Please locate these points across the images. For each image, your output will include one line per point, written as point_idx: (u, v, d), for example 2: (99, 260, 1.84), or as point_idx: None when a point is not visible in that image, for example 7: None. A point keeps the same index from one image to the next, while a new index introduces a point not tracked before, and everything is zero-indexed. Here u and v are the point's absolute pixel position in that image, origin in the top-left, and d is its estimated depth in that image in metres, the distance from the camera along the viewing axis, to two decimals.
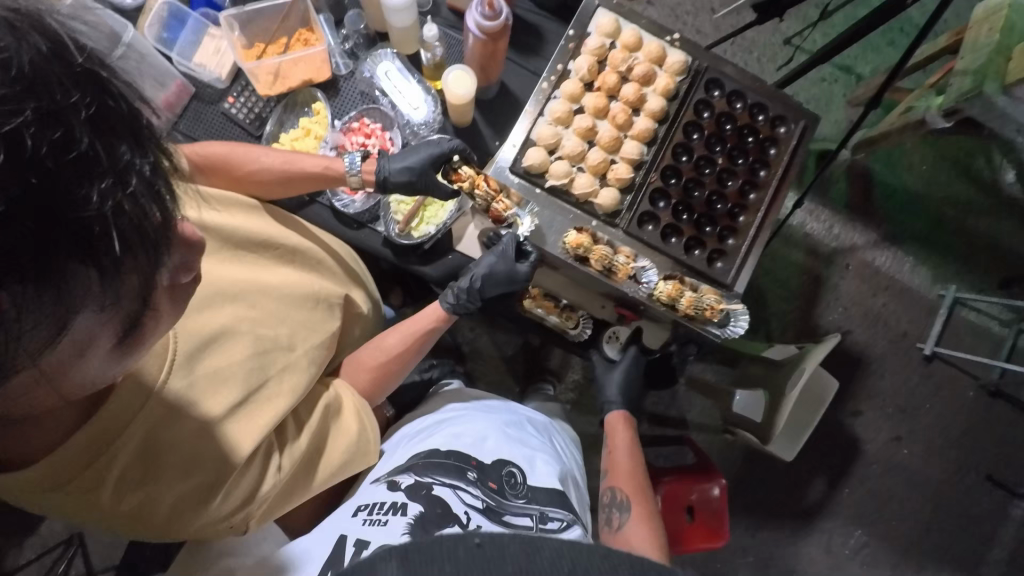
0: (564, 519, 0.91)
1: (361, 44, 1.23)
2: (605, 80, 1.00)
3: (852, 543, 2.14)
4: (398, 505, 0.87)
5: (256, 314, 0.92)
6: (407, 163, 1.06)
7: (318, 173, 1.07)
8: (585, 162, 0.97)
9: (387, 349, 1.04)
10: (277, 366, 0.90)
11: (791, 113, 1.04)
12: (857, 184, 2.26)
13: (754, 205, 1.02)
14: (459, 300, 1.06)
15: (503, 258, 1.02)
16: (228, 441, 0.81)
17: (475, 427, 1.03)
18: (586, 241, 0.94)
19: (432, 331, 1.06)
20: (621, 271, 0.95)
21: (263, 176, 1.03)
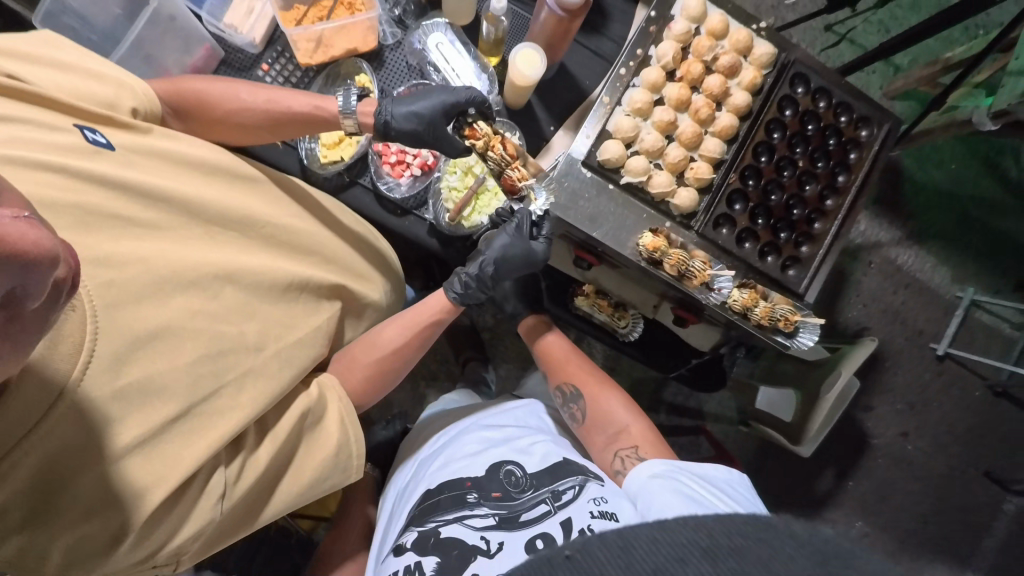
0: (576, 484, 0.86)
1: (411, 12, 1.13)
2: (690, 68, 0.92)
3: (853, 532, 2.18)
4: (412, 567, 0.82)
5: (215, 308, 0.75)
6: (415, 108, 0.87)
7: (306, 113, 0.89)
8: (664, 158, 0.91)
9: (385, 343, 0.90)
10: (234, 371, 0.74)
11: (875, 114, 0.99)
12: (886, 178, 2.21)
13: (832, 211, 0.98)
14: (467, 291, 0.92)
15: (518, 236, 0.89)
16: (156, 466, 0.66)
17: (458, 449, 0.96)
18: (663, 245, 0.88)
19: (435, 325, 0.93)
20: (699, 277, 0.89)
21: (242, 120, 0.88)
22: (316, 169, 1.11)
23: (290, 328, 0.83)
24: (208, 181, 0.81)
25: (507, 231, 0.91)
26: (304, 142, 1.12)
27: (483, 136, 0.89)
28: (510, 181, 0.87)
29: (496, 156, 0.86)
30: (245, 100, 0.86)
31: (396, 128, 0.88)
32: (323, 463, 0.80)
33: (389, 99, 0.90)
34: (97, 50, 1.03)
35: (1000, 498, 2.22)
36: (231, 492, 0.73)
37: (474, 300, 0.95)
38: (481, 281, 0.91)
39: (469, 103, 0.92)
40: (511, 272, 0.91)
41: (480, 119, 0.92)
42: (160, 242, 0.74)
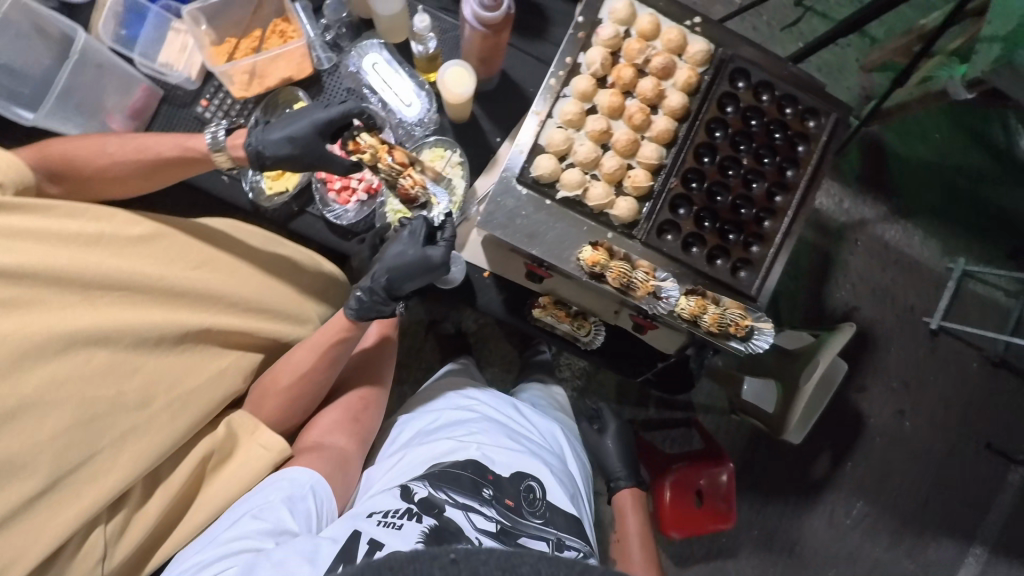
0: (580, 550, 0.84)
1: (344, 34, 1.13)
2: (621, 74, 0.90)
3: (854, 514, 2.15)
4: (413, 512, 0.79)
5: (91, 374, 0.79)
6: (288, 133, 0.91)
7: (177, 156, 0.92)
8: (600, 169, 0.90)
9: (295, 368, 0.94)
10: (111, 434, 0.79)
11: (824, 105, 0.96)
12: (869, 154, 2.16)
13: (782, 209, 0.95)
14: (362, 304, 0.94)
15: (412, 241, 0.94)
16: (28, 538, 0.71)
17: (490, 435, 0.94)
18: (602, 258, 0.87)
19: (337, 344, 0.95)
20: (642, 289, 0.88)
21: (117, 171, 0.91)
22: (263, 203, 1.11)
23: (185, 380, 0.87)
24: (98, 246, 0.85)
25: (401, 239, 0.95)
26: (248, 175, 1.11)
27: (368, 146, 0.92)
28: (405, 189, 0.94)
29: (386, 168, 0.92)
30: (111, 152, 0.90)
31: (270, 154, 0.91)
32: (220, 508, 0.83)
33: (260, 127, 0.93)
34: (30, 102, 1.02)
35: (1004, 470, 2.18)
36: (115, 550, 0.78)
37: (376, 314, 0.95)
38: (377, 292, 0.93)
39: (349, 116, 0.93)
40: (404, 282, 0.93)
41: (363, 131, 0.93)
42: (28, 316, 0.75)
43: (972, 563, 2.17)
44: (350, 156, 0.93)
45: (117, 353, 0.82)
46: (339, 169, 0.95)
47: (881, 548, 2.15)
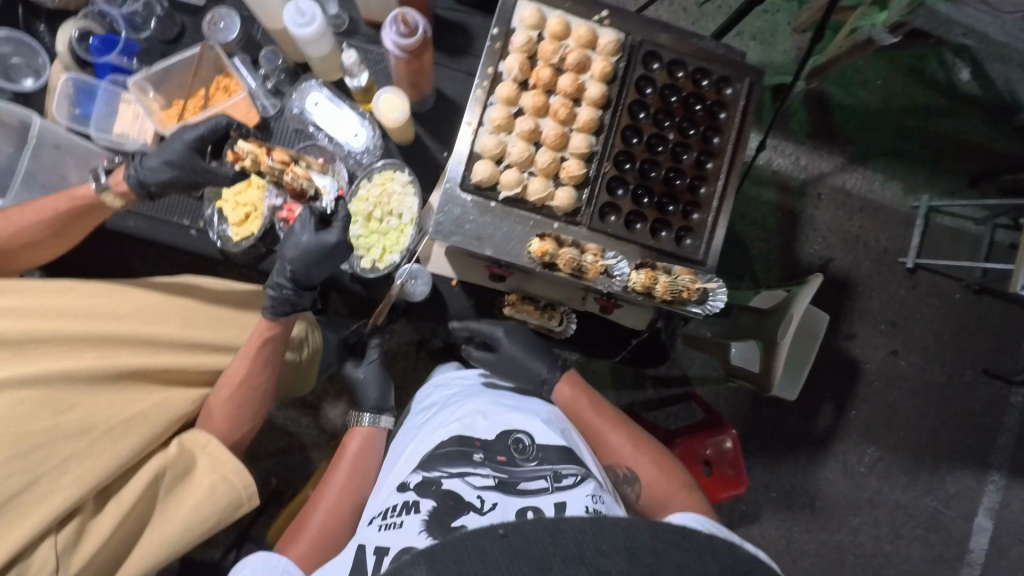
0: (578, 474, 0.87)
1: (284, 80, 1.18)
2: (540, 75, 0.96)
3: (867, 460, 2.18)
4: (409, 506, 0.84)
5: (24, 412, 0.81)
6: (165, 158, 1.00)
7: (68, 206, 0.99)
8: (535, 166, 0.95)
9: (232, 378, 1.01)
10: (52, 462, 0.82)
11: (736, 72, 1.02)
12: (815, 110, 2.22)
13: (714, 174, 1.00)
14: (277, 302, 1.02)
15: (307, 229, 1.01)
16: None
17: (470, 405, 0.98)
18: (550, 247, 0.92)
19: (263, 343, 1.03)
20: (592, 270, 0.92)
21: (29, 236, 0.98)
22: (231, 249, 1.17)
23: (111, 410, 0.90)
24: (29, 315, 0.88)
25: (295, 232, 1.02)
26: (214, 226, 1.18)
27: (247, 152, 1.01)
28: (291, 184, 1.03)
29: (269, 169, 1.01)
30: (18, 221, 0.97)
31: (155, 179, 1.00)
32: (186, 520, 0.89)
33: (137, 160, 1.02)
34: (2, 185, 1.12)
35: (1004, 392, 2.21)
36: (72, 559, 0.83)
37: (291, 306, 1.04)
38: (285, 284, 1.02)
39: (224, 130, 1.04)
40: (309, 271, 1.01)
41: (239, 140, 1.00)
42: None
43: (993, 490, 2.17)
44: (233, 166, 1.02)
45: (45, 389, 0.85)
46: (225, 179, 1.04)
47: (899, 488, 2.17)
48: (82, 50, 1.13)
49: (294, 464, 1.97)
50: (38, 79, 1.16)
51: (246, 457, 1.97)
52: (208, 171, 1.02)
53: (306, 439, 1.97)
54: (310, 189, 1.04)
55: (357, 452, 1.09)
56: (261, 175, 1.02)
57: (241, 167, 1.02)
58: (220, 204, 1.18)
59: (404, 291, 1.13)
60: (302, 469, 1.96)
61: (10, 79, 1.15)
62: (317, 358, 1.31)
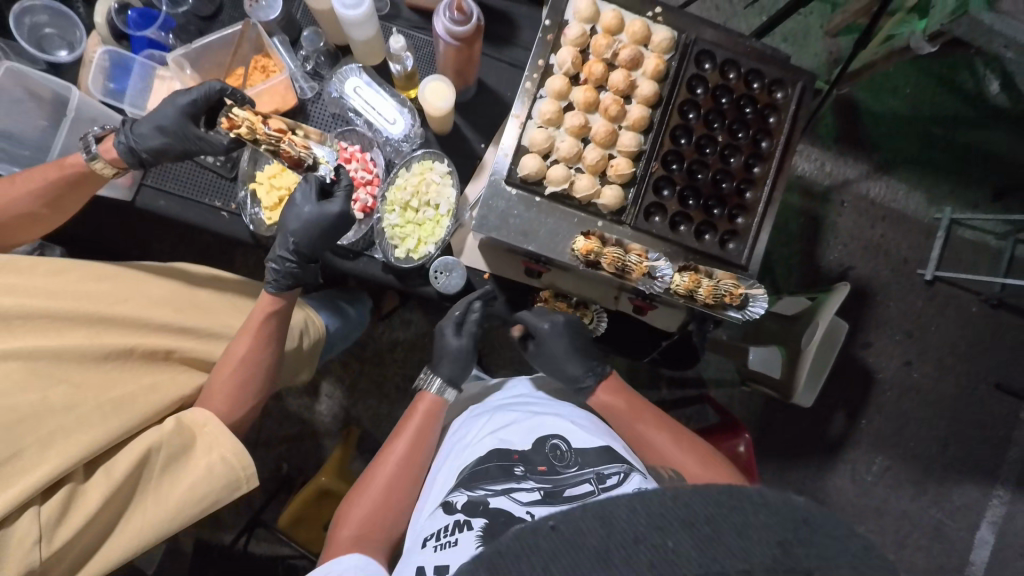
0: (621, 472, 0.89)
1: (323, 62, 1.16)
2: (592, 70, 0.94)
3: (875, 469, 2.18)
4: (461, 522, 0.83)
5: (10, 383, 0.82)
6: (157, 124, 0.99)
7: (61, 177, 0.96)
8: (583, 162, 0.93)
9: (234, 355, 1.00)
10: (38, 433, 0.81)
11: (788, 75, 1.00)
12: (844, 115, 2.19)
13: (761, 178, 0.99)
14: (279, 279, 1.04)
15: (308, 199, 1.02)
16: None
17: (502, 421, 1.01)
18: (595, 246, 0.90)
19: (266, 318, 1.02)
20: (637, 271, 0.91)
21: (21, 209, 0.95)
22: (263, 233, 1.17)
23: (107, 389, 0.91)
24: (38, 294, 0.90)
25: (296, 201, 1.03)
26: (247, 209, 1.16)
27: (240, 120, 0.99)
28: (289, 154, 1.01)
29: (265, 137, 0.99)
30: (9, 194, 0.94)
31: (145, 146, 1.00)
32: (182, 498, 0.88)
33: (126, 126, 1.01)
34: (30, 161, 1.09)
35: (1015, 407, 2.20)
36: (56, 533, 0.79)
37: (295, 279, 1.04)
38: (288, 256, 1.03)
39: (218, 97, 1.02)
40: (312, 242, 1.03)
41: (234, 107, 0.98)
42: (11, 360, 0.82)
43: (999, 503, 2.18)
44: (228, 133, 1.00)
45: (31, 363, 0.85)
46: (218, 147, 1.04)
47: (906, 498, 2.17)
48: (120, 22, 1.11)
49: (306, 450, 1.97)
50: (72, 51, 1.15)
51: (258, 441, 1.97)
52: (201, 138, 1.02)
53: (319, 426, 1.97)
54: (308, 158, 1.04)
55: (421, 426, 1.03)
56: (256, 144, 1.01)
57: (236, 134, 1.01)
58: (254, 185, 1.16)
59: (437, 285, 1.12)
60: (315, 456, 1.96)
61: (44, 50, 1.13)
62: (320, 345, 1.34)
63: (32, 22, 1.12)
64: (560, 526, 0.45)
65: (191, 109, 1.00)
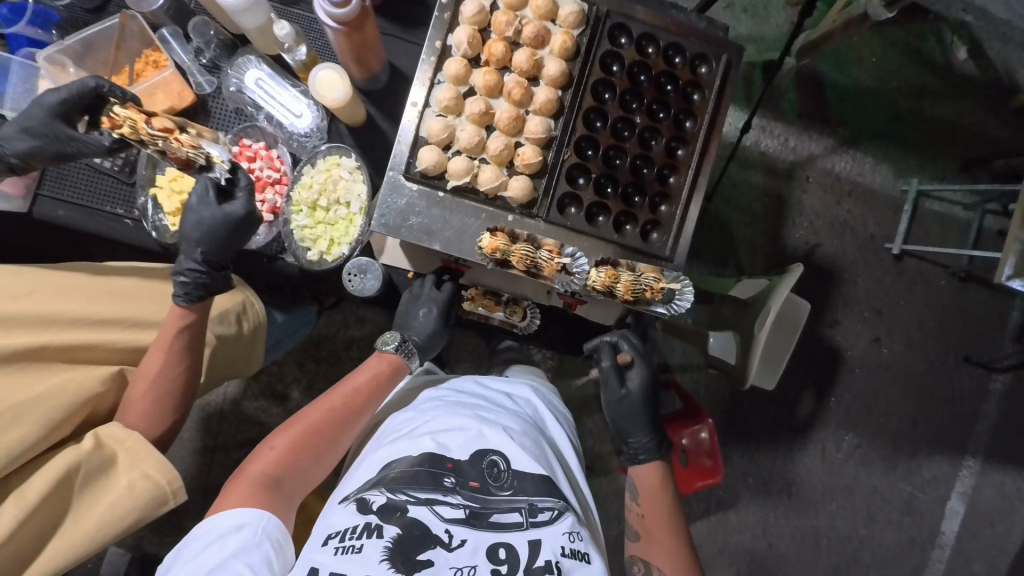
0: (555, 509, 0.85)
1: (221, 54, 1.07)
2: (493, 51, 0.87)
3: (845, 447, 2.15)
4: (371, 527, 0.79)
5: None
6: (24, 125, 0.90)
7: None
8: (487, 152, 0.87)
9: (147, 372, 0.91)
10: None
11: (712, 49, 0.92)
12: (807, 88, 2.11)
13: (684, 162, 0.92)
14: (188, 290, 0.92)
15: (205, 202, 0.94)
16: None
17: (444, 421, 0.92)
18: (502, 244, 0.84)
19: (177, 335, 0.92)
20: (548, 269, 0.85)
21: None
22: (169, 240, 1.09)
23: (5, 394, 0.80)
24: None
25: (192, 206, 0.94)
26: (150, 214, 1.09)
27: (122, 120, 0.88)
28: (177, 154, 0.88)
29: (147, 136, 0.86)
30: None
31: (13, 151, 0.91)
32: (103, 518, 0.82)
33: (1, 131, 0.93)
34: None
35: (984, 380, 2.17)
36: None
37: (207, 289, 0.94)
38: (199, 267, 0.93)
39: (94, 94, 0.93)
40: (221, 247, 0.94)
41: (113, 104, 0.89)
42: None
43: (967, 476, 2.17)
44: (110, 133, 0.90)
45: None
46: (100, 150, 0.94)
47: (876, 475, 2.15)
48: None
49: None
50: None
51: (213, 448, 1.91)
52: (74, 139, 0.92)
53: (275, 430, 1.91)
54: (199, 158, 0.90)
55: (377, 377, 1.04)
56: (142, 145, 0.88)
57: (121, 134, 0.90)
58: (155, 190, 1.09)
59: (352, 289, 1.04)
60: None
61: None
62: (262, 335, 1.15)
63: None
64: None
65: (63, 107, 0.90)
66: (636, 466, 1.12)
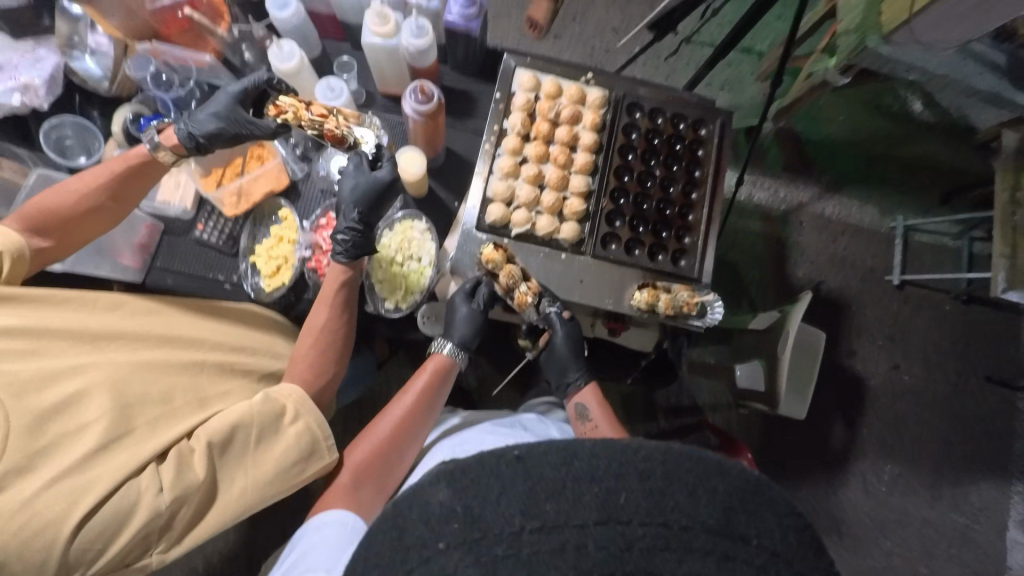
0: None
1: (311, 147, 1.34)
2: (540, 128, 1.12)
3: (887, 477, 2.16)
4: None
5: (126, 378, 0.99)
6: (214, 111, 1.11)
7: (128, 168, 1.10)
8: (542, 204, 1.08)
9: (311, 326, 1.10)
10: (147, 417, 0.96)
11: (708, 114, 1.16)
12: (787, 145, 2.39)
13: (699, 202, 1.13)
14: (350, 248, 1.10)
15: (359, 173, 1.11)
16: (81, 486, 0.84)
17: (475, 434, 1.01)
18: (496, 259, 1.02)
19: (340, 287, 1.11)
20: (519, 300, 1.02)
21: (92, 202, 1.08)
22: (265, 299, 1.24)
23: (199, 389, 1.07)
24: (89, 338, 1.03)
25: (350, 174, 1.11)
26: (248, 278, 1.25)
27: (288, 105, 1.11)
28: (329, 132, 1.12)
29: (308, 121, 1.10)
30: (79, 190, 1.07)
31: (204, 131, 1.10)
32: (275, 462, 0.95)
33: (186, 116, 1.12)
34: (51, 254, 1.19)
35: (1010, 399, 2.23)
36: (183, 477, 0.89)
37: (361, 249, 1.11)
38: (355, 227, 1.09)
39: (265, 87, 1.17)
40: (369, 208, 1.11)
41: (280, 95, 1.12)
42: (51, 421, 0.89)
43: (1019, 501, 2.14)
44: (274, 118, 1.12)
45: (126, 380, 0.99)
46: (266, 132, 1.14)
47: (924, 505, 2.14)
48: (134, 129, 1.28)
49: None
50: (90, 157, 1.30)
51: None
52: (252, 122, 1.13)
53: None
54: (350, 137, 1.13)
55: (426, 386, 1.07)
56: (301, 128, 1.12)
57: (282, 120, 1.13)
58: (254, 258, 1.25)
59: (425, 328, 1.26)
60: None
61: (65, 158, 1.29)
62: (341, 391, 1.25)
63: (57, 136, 1.29)
64: (526, 457, 0.42)
65: (244, 95, 1.14)
66: (580, 392, 1.07)
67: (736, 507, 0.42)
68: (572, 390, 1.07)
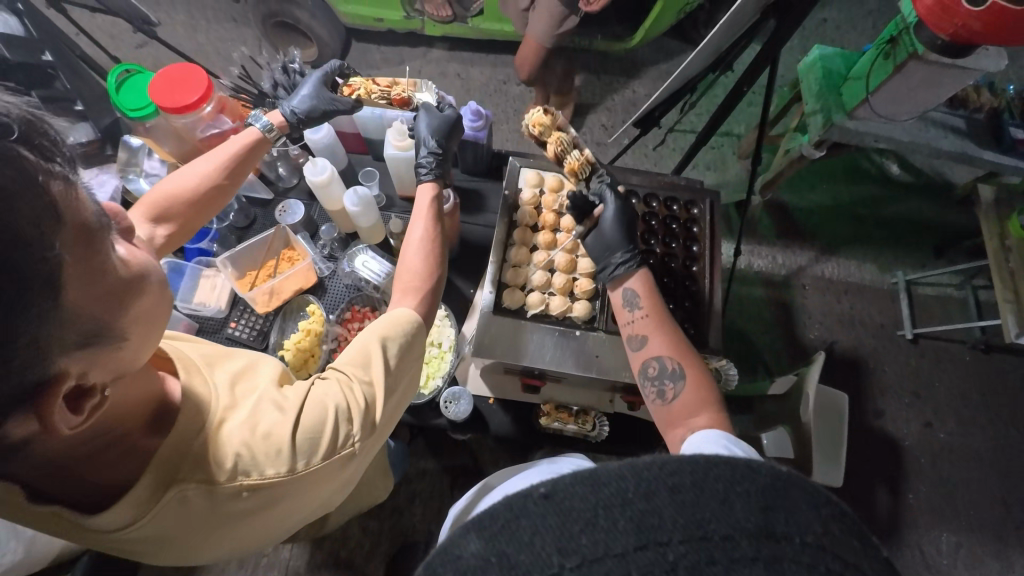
0: None
1: (337, 247, 1.48)
2: (546, 218, 1.24)
3: (946, 548, 2.00)
4: None
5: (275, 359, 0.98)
6: (308, 93, 1.29)
7: (239, 147, 1.18)
8: (554, 286, 1.18)
9: (413, 239, 1.09)
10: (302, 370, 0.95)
11: (697, 195, 1.28)
12: (776, 215, 2.52)
13: (700, 273, 1.21)
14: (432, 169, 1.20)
15: (433, 114, 1.27)
16: (277, 402, 0.81)
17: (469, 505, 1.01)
18: (544, 121, 1.15)
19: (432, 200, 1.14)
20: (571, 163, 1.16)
21: (210, 182, 1.14)
22: None
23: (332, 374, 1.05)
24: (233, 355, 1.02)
25: (424, 115, 1.27)
26: None
27: None
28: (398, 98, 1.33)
29: None
30: (198, 174, 1.13)
31: (301, 108, 1.27)
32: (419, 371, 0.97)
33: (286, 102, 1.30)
34: None
35: None
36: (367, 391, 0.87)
37: (441, 170, 1.21)
38: (436, 152, 1.21)
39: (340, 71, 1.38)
40: (446, 138, 1.25)
41: (352, 76, 1.35)
42: None
43: None
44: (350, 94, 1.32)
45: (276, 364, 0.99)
46: (347, 105, 1.31)
47: None
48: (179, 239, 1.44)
49: None
50: None
51: None
52: (334, 98, 1.29)
53: None
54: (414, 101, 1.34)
55: None
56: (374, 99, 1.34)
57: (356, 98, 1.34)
58: (282, 351, 1.31)
59: (448, 413, 1.24)
60: None
61: None
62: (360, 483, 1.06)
63: None
64: (553, 494, 0.36)
65: (326, 74, 1.33)
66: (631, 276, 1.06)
67: (774, 506, 0.37)
68: (621, 272, 1.07)
